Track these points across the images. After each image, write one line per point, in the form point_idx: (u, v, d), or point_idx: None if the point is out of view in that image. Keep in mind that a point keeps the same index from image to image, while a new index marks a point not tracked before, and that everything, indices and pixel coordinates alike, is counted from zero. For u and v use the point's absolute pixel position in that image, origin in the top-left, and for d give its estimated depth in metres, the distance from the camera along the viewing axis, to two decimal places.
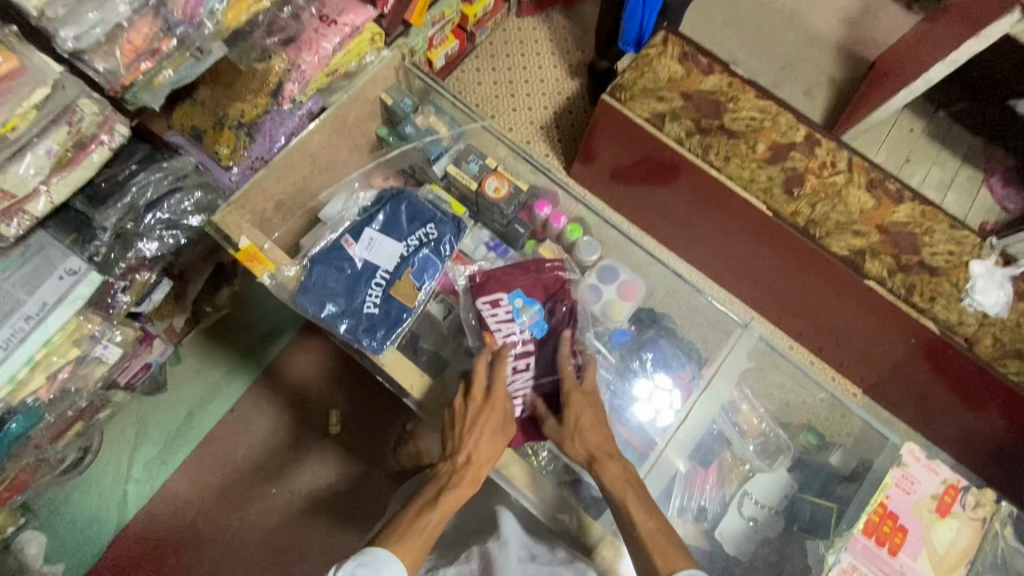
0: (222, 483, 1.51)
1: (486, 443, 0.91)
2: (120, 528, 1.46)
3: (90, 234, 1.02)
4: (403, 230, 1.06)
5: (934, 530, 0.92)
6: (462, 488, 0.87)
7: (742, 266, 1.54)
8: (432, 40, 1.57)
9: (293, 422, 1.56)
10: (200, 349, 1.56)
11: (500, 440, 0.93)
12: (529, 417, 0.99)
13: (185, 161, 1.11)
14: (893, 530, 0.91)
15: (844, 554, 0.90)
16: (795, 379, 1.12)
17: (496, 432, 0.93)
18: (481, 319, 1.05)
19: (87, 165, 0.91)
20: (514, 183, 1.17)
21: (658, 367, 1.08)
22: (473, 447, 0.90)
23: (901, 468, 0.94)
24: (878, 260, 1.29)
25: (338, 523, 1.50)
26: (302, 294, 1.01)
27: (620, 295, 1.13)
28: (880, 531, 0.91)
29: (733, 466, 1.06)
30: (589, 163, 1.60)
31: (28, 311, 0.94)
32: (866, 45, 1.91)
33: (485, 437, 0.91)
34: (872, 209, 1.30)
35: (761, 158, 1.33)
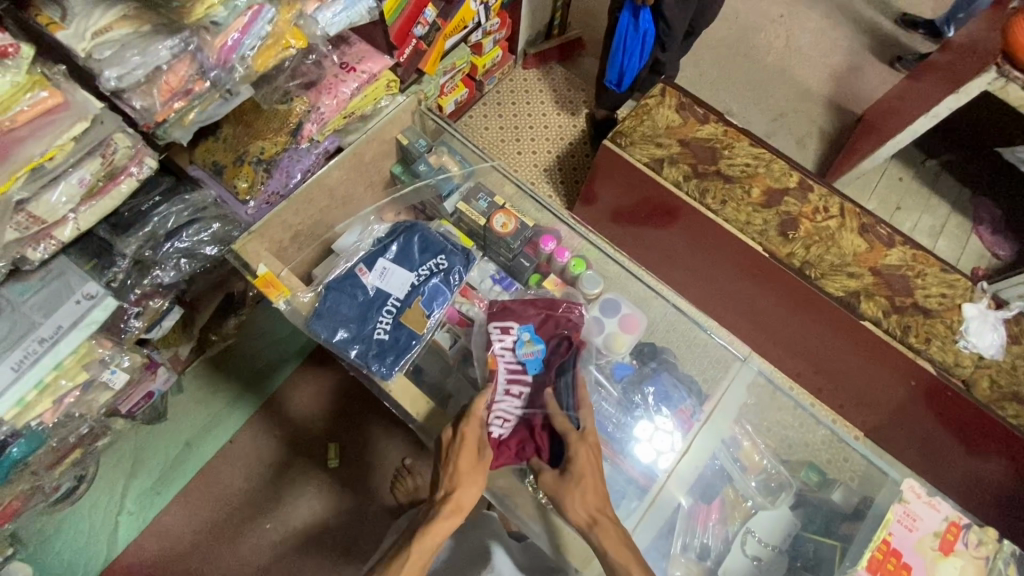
0: (216, 517, 1.48)
1: (465, 474, 0.90)
2: (108, 563, 1.42)
3: (109, 261, 1.06)
4: (415, 261, 1.10)
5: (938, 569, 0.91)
6: (438, 523, 0.86)
7: (740, 306, 1.57)
8: (444, 88, 1.66)
9: (292, 455, 1.55)
10: (203, 380, 1.55)
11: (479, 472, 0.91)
12: (506, 441, 0.97)
13: (206, 195, 1.17)
14: (897, 568, 0.91)
15: None
16: (794, 416, 1.14)
17: (477, 463, 0.91)
18: (487, 342, 1.05)
19: (115, 195, 0.96)
20: (521, 219, 1.21)
21: (659, 401, 1.08)
22: (454, 480, 0.89)
23: (902, 504, 0.95)
24: (873, 301, 1.32)
25: (333, 562, 1.47)
26: (316, 319, 1.03)
27: (621, 327, 1.15)
28: (885, 569, 0.90)
29: (736, 502, 1.05)
30: (591, 205, 1.66)
31: (43, 334, 0.96)
32: (853, 100, 2.02)
33: (464, 468, 0.90)
34: (865, 252, 1.35)
35: (757, 202, 1.38)
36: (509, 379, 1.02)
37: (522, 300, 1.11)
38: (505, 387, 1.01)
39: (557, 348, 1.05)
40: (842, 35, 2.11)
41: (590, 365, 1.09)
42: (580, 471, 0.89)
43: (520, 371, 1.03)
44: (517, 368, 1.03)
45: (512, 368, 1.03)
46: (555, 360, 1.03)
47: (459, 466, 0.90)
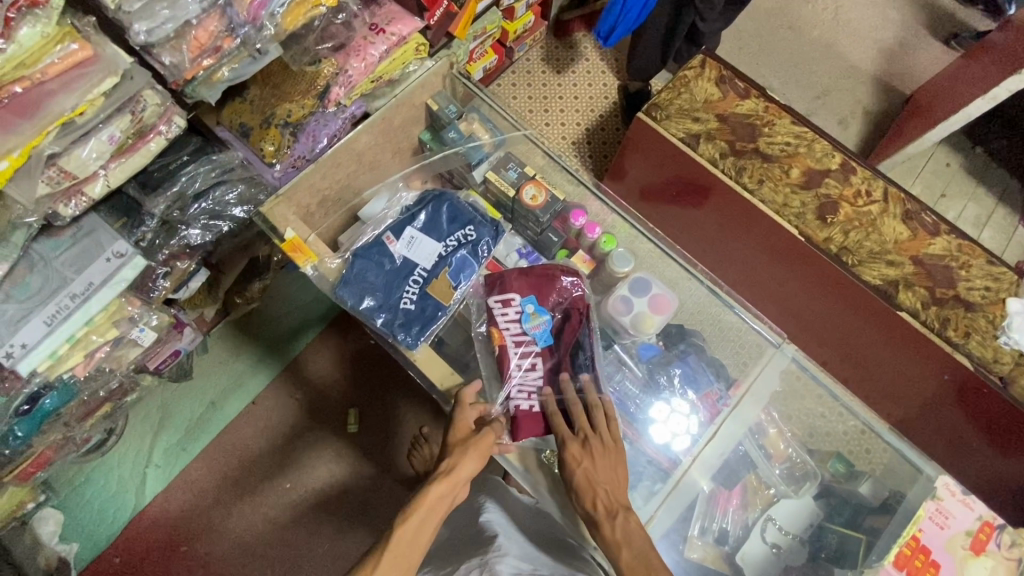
0: (239, 475, 1.53)
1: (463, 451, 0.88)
2: (137, 512, 1.48)
3: (138, 220, 1.07)
4: (442, 231, 1.08)
5: (968, 568, 0.94)
6: (433, 493, 0.82)
7: (769, 291, 1.53)
8: (473, 54, 1.60)
9: (312, 418, 1.57)
10: (228, 342, 1.58)
11: (478, 448, 0.89)
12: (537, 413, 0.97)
13: (233, 156, 1.16)
14: (924, 564, 0.94)
15: None
16: (826, 406, 1.11)
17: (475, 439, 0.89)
18: (490, 317, 1.04)
19: (145, 153, 0.96)
20: (551, 192, 1.18)
21: (685, 383, 1.07)
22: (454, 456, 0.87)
23: (935, 502, 0.98)
24: (912, 292, 1.27)
25: (348, 523, 1.51)
26: (343, 285, 1.02)
27: (651, 308, 1.11)
28: (912, 564, 0.94)
29: (757, 489, 1.04)
30: (619, 180, 1.62)
31: (74, 290, 0.98)
32: (902, 78, 1.91)
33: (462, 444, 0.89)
34: (908, 239, 1.29)
35: (796, 183, 1.32)
36: (518, 351, 1.01)
37: (515, 269, 1.08)
38: (517, 362, 1.01)
39: (563, 317, 1.04)
40: (895, 8, 1.98)
41: (616, 344, 1.12)
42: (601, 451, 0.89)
43: (528, 342, 1.02)
44: (524, 340, 1.02)
45: (519, 341, 1.02)
46: (564, 332, 1.03)
47: (457, 441, 0.90)
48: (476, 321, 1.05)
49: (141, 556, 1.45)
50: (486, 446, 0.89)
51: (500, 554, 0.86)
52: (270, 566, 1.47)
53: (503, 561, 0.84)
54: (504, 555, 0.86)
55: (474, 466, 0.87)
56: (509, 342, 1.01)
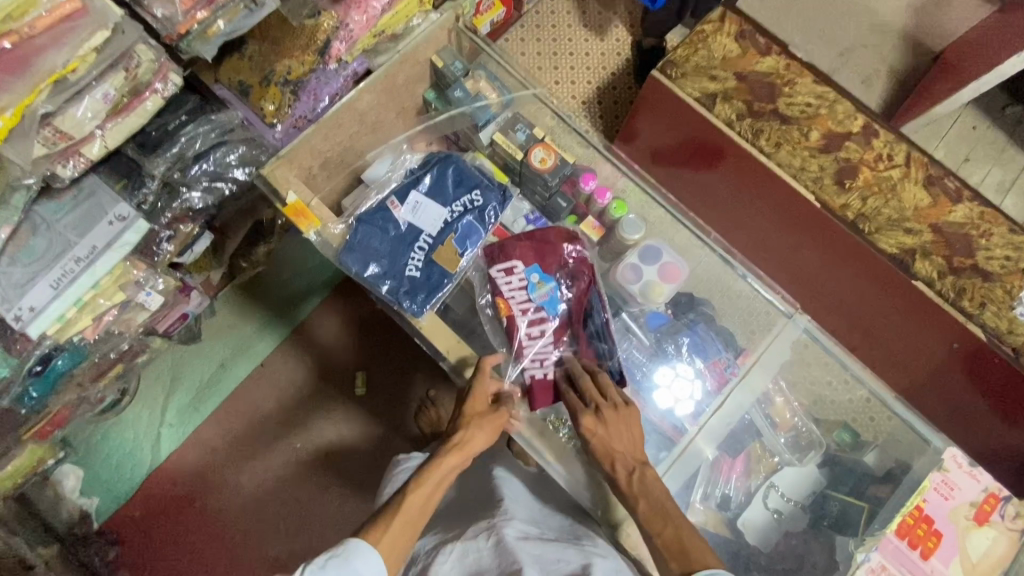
0: (251, 433, 1.56)
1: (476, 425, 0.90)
2: (153, 469, 1.52)
3: (139, 182, 1.04)
4: (448, 196, 1.06)
5: (968, 536, 1.07)
6: (444, 463, 0.85)
7: (780, 258, 1.50)
8: (479, 6, 1.52)
9: (321, 380, 1.60)
10: (235, 304, 1.59)
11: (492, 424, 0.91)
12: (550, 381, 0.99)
13: (233, 115, 1.13)
14: (926, 534, 1.05)
15: (874, 554, 1.02)
16: (839, 377, 1.10)
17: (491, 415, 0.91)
18: (494, 287, 1.03)
19: (141, 113, 0.93)
20: (560, 155, 1.15)
21: (694, 352, 1.07)
22: (467, 428, 0.89)
23: (941, 474, 1.05)
24: (929, 261, 1.23)
25: (359, 481, 1.55)
26: (347, 252, 1.00)
27: (661, 276, 1.09)
28: (913, 533, 1.04)
29: (761, 458, 1.06)
30: (630, 142, 1.57)
31: (78, 253, 0.98)
32: (935, 32, 1.79)
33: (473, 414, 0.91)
34: (928, 207, 1.23)
35: (814, 146, 1.26)
36: (526, 320, 1.01)
37: (517, 236, 1.06)
38: (526, 330, 1.01)
39: (569, 283, 1.04)
40: None
41: (623, 311, 1.12)
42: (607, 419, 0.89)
43: (535, 311, 1.02)
44: (530, 308, 1.02)
45: (525, 309, 1.02)
46: (570, 299, 1.04)
47: (472, 414, 0.91)
48: (480, 293, 1.04)
49: (159, 512, 1.50)
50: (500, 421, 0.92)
51: (506, 519, 0.87)
52: (284, 520, 1.52)
53: (510, 525, 0.86)
54: (511, 519, 0.88)
55: (486, 441, 0.90)
56: (518, 311, 1.01)
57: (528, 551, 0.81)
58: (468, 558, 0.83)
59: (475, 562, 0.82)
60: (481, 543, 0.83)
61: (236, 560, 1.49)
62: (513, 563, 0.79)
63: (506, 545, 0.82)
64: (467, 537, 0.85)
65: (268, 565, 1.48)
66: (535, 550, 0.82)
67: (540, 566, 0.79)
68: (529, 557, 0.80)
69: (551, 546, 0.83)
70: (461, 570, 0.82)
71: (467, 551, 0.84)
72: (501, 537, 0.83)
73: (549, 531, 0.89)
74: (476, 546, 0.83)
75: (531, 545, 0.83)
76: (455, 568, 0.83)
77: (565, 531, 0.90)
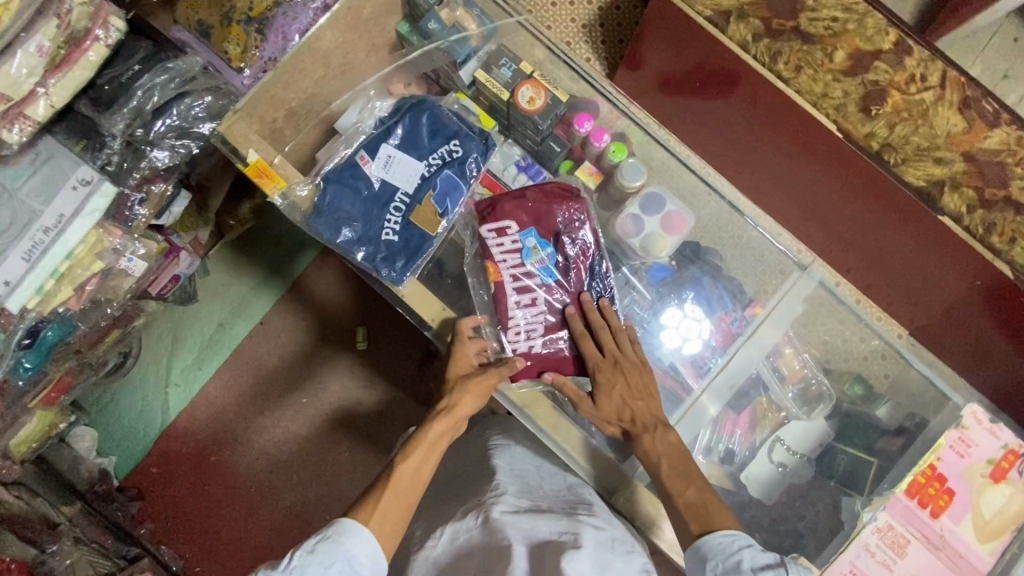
0: (257, 391, 1.57)
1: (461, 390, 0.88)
2: (165, 427, 1.55)
3: (100, 142, 0.98)
4: (423, 147, 0.97)
5: (984, 495, 0.93)
6: (427, 446, 0.84)
7: (796, 193, 1.41)
8: None
9: (321, 338, 1.58)
10: (226, 263, 1.56)
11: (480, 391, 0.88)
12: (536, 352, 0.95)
13: (192, 62, 1.04)
14: (938, 492, 0.93)
15: (880, 513, 0.92)
16: (846, 324, 1.08)
17: (478, 380, 0.88)
18: (484, 248, 0.96)
19: (87, 65, 0.83)
20: (551, 93, 1.04)
21: (702, 309, 1.02)
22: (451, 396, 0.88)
23: (958, 431, 0.94)
24: (958, 194, 1.11)
25: (368, 434, 1.56)
26: (317, 217, 0.93)
27: (664, 228, 1.02)
28: (925, 492, 0.93)
29: (767, 412, 1.03)
30: (635, 70, 1.44)
31: (46, 223, 0.92)
32: None
33: (462, 390, 0.88)
34: (962, 133, 1.06)
35: (839, 68, 1.09)
36: (515, 287, 0.95)
37: (509, 193, 0.99)
38: (515, 298, 0.95)
39: (569, 250, 0.97)
40: None
41: (624, 265, 1.05)
42: (604, 376, 0.92)
43: (529, 278, 0.96)
44: (524, 275, 0.96)
45: (518, 275, 0.96)
46: (569, 271, 0.97)
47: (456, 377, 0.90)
48: (468, 249, 0.99)
49: (176, 468, 1.55)
50: (483, 390, 0.88)
51: (496, 495, 0.87)
52: (297, 474, 1.55)
53: (500, 501, 0.86)
54: (501, 495, 0.87)
55: (473, 405, 0.88)
56: (508, 277, 0.95)
57: (517, 526, 0.82)
58: (457, 540, 0.84)
59: (465, 543, 0.83)
60: (470, 523, 0.84)
61: (253, 510, 1.53)
62: (501, 540, 0.80)
63: (494, 522, 0.82)
64: (456, 519, 0.86)
65: (284, 514, 1.53)
66: (523, 524, 0.82)
67: (529, 541, 0.80)
68: (517, 532, 0.81)
69: (541, 519, 0.83)
70: (450, 553, 0.84)
71: (456, 534, 0.85)
72: (489, 515, 0.84)
73: (542, 501, 0.89)
74: (466, 527, 0.84)
75: (521, 520, 0.83)
76: (446, 549, 0.84)
77: (559, 500, 0.90)
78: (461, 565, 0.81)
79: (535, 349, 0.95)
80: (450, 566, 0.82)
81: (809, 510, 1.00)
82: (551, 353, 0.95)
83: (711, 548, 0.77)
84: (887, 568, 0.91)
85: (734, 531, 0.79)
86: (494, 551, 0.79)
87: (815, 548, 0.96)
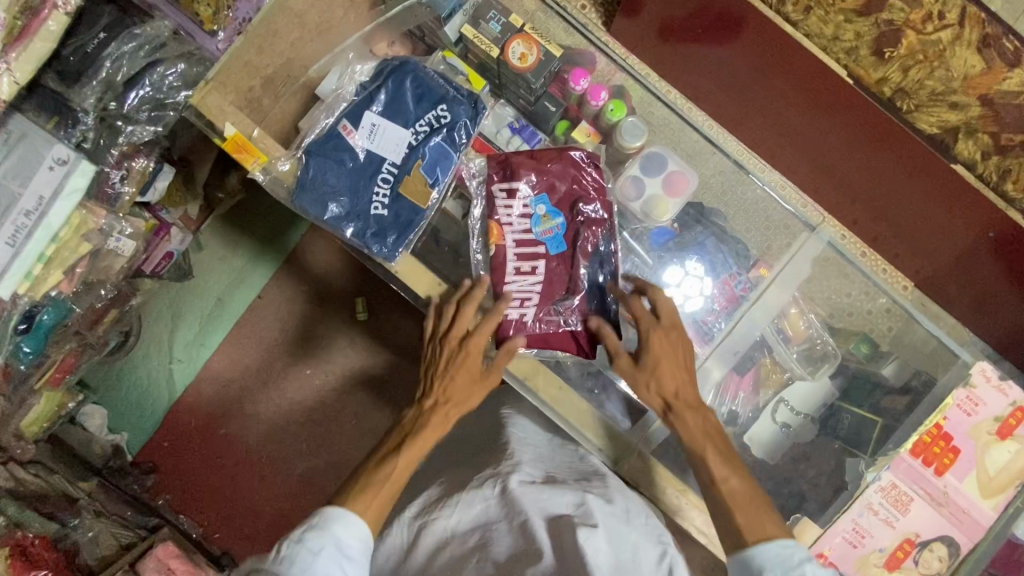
0: (262, 366, 1.57)
1: (459, 384, 0.87)
2: (173, 402, 1.56)
3: (72, 118, 0.95)
4: (409, 113, 0.92)
5: (988, 452, 1.01)
6: (425, 434, 0.85)
7: (799, 143, 1.35)
8: None
9: (321, 310, 1.57)
10: (220, 237, 1.53)
11: (482, 380, 0.88)
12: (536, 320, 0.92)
13: (160, 26, 1.00)
14: (943, 452, 1.01)
15: (884, 474, 1.00)
16: (853, 285, 1.05)
17: (480, 378, 0.87)
18: (491, 208, 0.94)
19: (47, 36, 0.78)
20: (543, 47, 1.00)
21: (705, 268, 1.00)
22: (438, 392, 0.87)
23: (967, 390, 1.00)
24: (973, 140, 1.06)
25: (374, 403, 1.56)
26: (300, 192, 0.88)
27: (666, 190, 1.00)
28: (928, 452, 1.01)
29: (772, 372, 1.02)
30: (633, 16, 1.37)
31: (26, 206, 0.88)
32: None
33: (456, 388, 0.87)
34: (980, 75, 0.96)
35: (852, 8, 0.98)
36: (517, 251, 0.93)
37: (524, 151, 0.96)
38: (515, 265, 0.93)
39: (580, 219, 0.94)
40: None
41: (625, 230, 1.02)
42: (655, 336, 0.87)
43: (534, 245, 0.93)
44: (529, 242, 0.93)
45: (522, 240, 0.93)
46: (580, 239, 0.94)
47: (447, 369, 0.87)
48: (474, 204, 0.95)
49: (185, 443, 1.55)
50: (469, 394, 0.87)
51: (512, 466, 0.88)
52: (305, 444, 1.56)
53: (516, 471, 0.87)
54: (517, 464, 0.89)
55: (471, 399, 0.88)
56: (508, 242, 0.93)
57: (532, 497, 0.82)
58: (475, 508, 0.84)
59: (482, 512, 0.84)
60: (488, 492, 0.85)
61: (266, 477, 1.55)
62: (518, 513, 0.81)
63: (510, 493, 0.83)
64: (473, 487, 0.87)
65: (296, 480, 1.55)
66: (540, 494, 0.83)
67: (545, 514, 0.81)
68: (533, 505, 0.81)
69: (556, 490, 0.84)
70: (469, 522, 0.84)
71: (473, 501, 0.85)
72: (506, 486, 0.84)
73: (556, 471, 0.91)
74: (483, 495, 0.85)
75: (537, 492, 0.83)
76: (463, 520, 0.84)
77: (574, 471, 0.91)
78: (481, 536, 0.81)
79: (525, 319, 0.92)
80: (471, 535, 0.82)
81: (813, 470, 1.01)
82: (545, 326, 0.92)
83: (769, 558, 0.74)
84: (890, 526, 1.01)
85: (791, 541, 0.76)
86: (514, 527, 0.80)
87: (817, 508, 0.99)
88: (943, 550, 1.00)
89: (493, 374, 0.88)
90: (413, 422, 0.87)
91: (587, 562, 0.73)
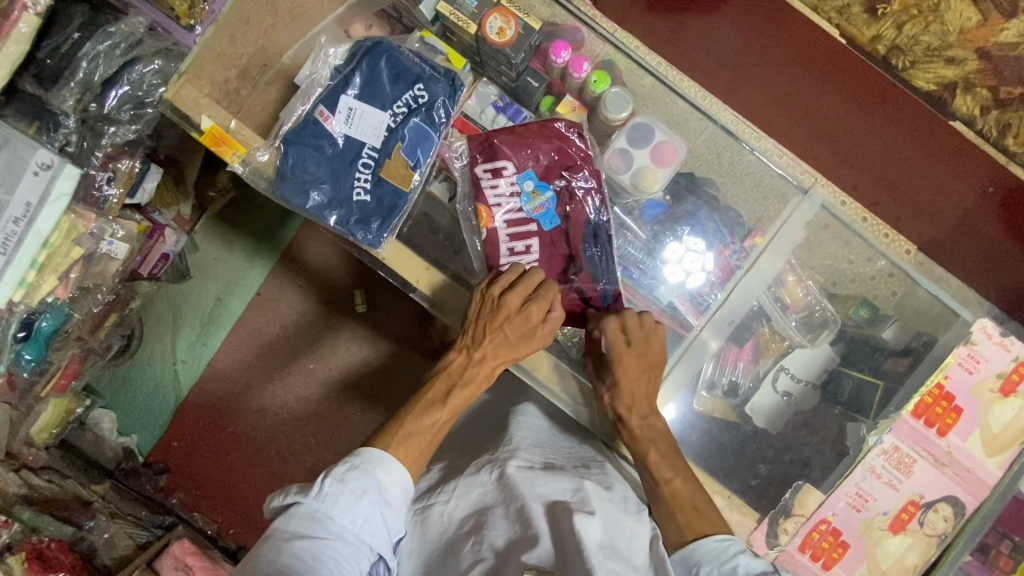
0: (264, 363, 1.58)
1: (510, 343, 0.86)
2: (179, 402, 1.57)
3: (53, 121, 0.95)
4: (386, 95, 0.91)
5: (991, 410, 0.98)
6: (467, 391, 0.85)
7: (795, 105, 1.32)
8: None
9: (320, 304, 1.57)
10: (214, 236, 1.53)
11: (532, 339, 0.87)
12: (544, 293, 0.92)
13: (135, 23, 0.98)
14: (945, 412, 0.99)
15: (887, 436, 0.98)
16: (847, 244, 1.03)
17: (529, 337, 0.87)
18: (477, 189, 0.92)
19: (18, 38, 0.79)
20: (522, 21, 0.97)
21: (700, 242, 0.99)
22: (486, 348, 0.86)
23: (967, 347, 0.98)
24: (971, 95, 1.18)
25: (377, 392, 1.57)
26: (281, 182, 0.88)
27: (654, 160, 0.98)
28: (931, 412, 0.98)
29: (771, 341, 1.01)
30: None
31: (14, 213, 0.87)
32: None
33: (507, 343, 0.86)
34: (974, 26, 1.07)
35: None
36: (509, 230, 0.92)
37: (505, 127, 0.94)
38: (508, 246, 0.92)
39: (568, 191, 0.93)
40: None
41: (616, 205, 1.02)
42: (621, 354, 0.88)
43: (526, 223, 0.92)
44: (521, 220, 0.92)
45: (512, 219, 0.92)
46: (569, 213, 0.93)
47: (499, 322, 0.85)
48: (460, 183, 0.95)
49: (195, 441, 1.56)
50: (517, 352, 0.87)
51: (511, 451, 0.87)
52: (310, 437, 1.57)
53: (514, 456, 0.86)
54: (515, 450, 0.88)
55: (519, 355, 0.87)
56: (501, 220, 0.91)
57: (531, 483, 0.82)
58: (473, 494, 0.84)
59: (480, 497, 0.84)
60: (485, 478, 0.85)
61: (276, 474, 1.56)
62: (515, 498, 0.80)
63: (509, 479, 0.83)
64: (471, 472, 0.87)
65: (304, 474, 1.56)
66: (537, 480, 0.82)
67: (544, 500, 0.81)
68: (530, 491, 0.81)
69: (553, 476, 0.83)
70: (466, 509, 0.84)
71: (471, 487, 0.85)
72: (503, 471, 0.84)
73: (554, 457, 0.89)
74: (480, 481, 0.85)
75: (534, 478, 0.83)
76: (460, 506, 0.84)
77: (572, 457, 0.90)
78: (480, 522, 0.81)
79: None
80: (468, 520, 0.83)
81: (814, 437, 1.01)
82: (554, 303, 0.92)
83: (705, 553, 0.78)
84: (894, 489, 0.98)
85: (730, 537, 0.79)
86: (513, 511, 0.80)
87: (822, 474, 1.00)
88: (948, 511, 0.99)
89: (543, 336, 0.87)
90: (458, 372, 0.86)
91: (582, 547, 0.73)
